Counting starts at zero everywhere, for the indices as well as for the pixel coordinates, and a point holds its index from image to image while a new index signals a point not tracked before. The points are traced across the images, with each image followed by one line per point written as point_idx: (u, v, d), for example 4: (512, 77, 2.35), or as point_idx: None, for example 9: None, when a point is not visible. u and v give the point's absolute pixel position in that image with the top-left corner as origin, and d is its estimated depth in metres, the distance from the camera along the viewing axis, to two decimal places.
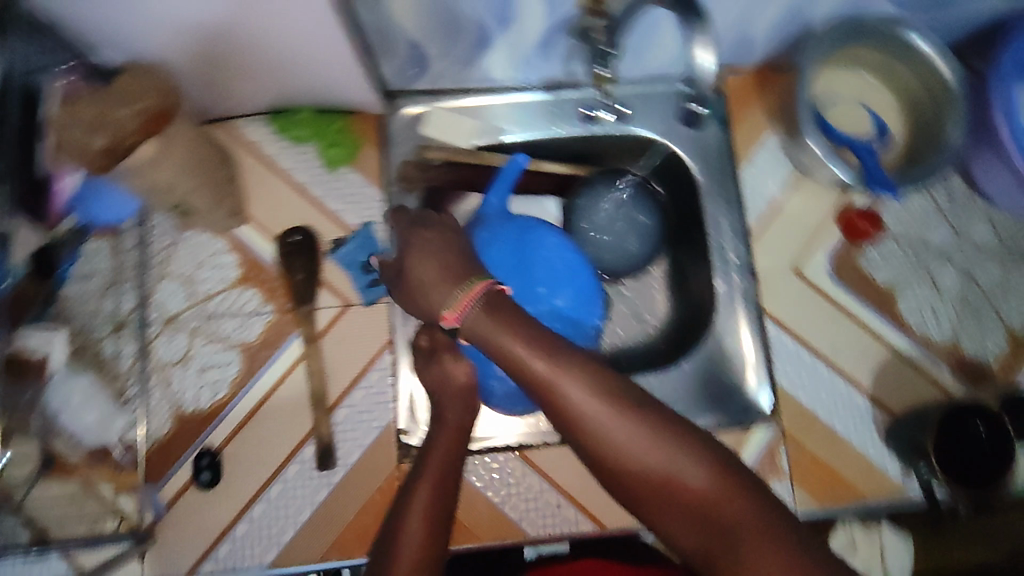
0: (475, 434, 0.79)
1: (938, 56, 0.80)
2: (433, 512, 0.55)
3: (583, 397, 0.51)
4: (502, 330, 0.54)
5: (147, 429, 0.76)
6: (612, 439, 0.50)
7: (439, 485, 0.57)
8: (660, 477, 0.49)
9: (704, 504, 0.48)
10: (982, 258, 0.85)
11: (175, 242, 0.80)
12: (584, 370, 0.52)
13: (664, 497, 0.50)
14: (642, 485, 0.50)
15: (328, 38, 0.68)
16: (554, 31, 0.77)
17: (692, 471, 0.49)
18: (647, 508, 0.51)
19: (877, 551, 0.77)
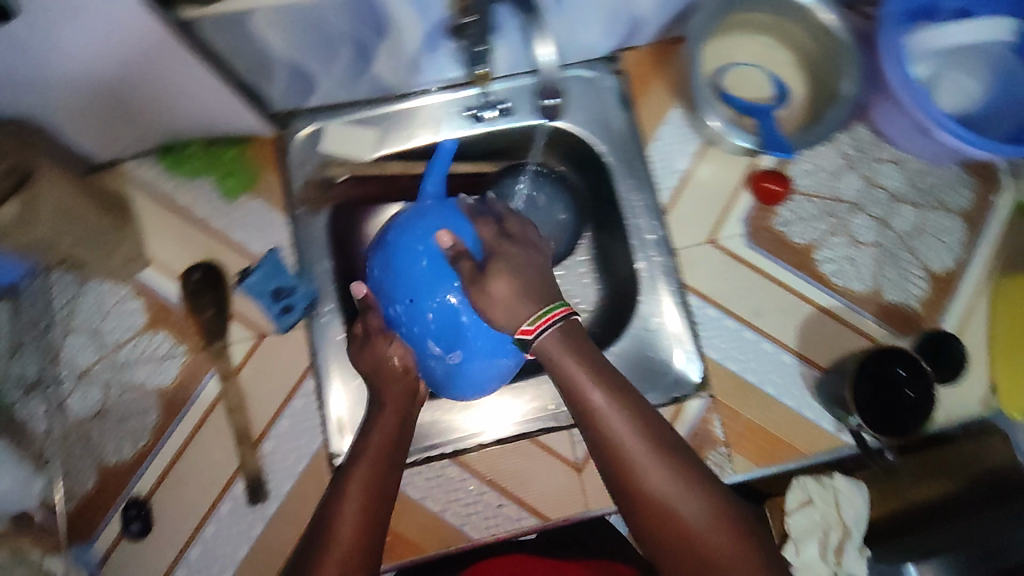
0: (463, 428, 0.79)
1: (824, 9, 0.78)
2: (370, 499, 0.58)
3: (628, 434, 0.55)
4: (566, 356, 0.57)
5: (70, 487, 0.75)
6: (645, 477, 0.55)
7: (374, 471, 0.60)
8: (673, 516, 0.54)
9: (705, 547, 0.53)
10: (893, 203, 0.86)
11: (78, 295, 0.79)
12: (630, 409, 0.56)
13: (668, 532, 0.54)
14: (652, 518, 0.55)
15: (187, 69, 0.66)
16: (433, 36, 0.73)
17: (706, 518, 0.54)
18: (643, 534, 0.56)
19: (833, 505, 0.78)
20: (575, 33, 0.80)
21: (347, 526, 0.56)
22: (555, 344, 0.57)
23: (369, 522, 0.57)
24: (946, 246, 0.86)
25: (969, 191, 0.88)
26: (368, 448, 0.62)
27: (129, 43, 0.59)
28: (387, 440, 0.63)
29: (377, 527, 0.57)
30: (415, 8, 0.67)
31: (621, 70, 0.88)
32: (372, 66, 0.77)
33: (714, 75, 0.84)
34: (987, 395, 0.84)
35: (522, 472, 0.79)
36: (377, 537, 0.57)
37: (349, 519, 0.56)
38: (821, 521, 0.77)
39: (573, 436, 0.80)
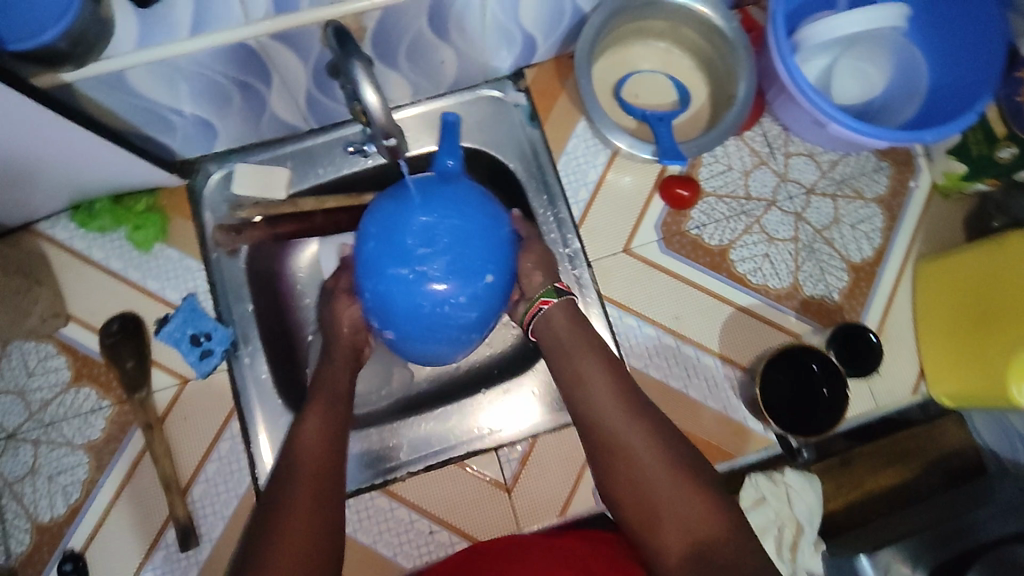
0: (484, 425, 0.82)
1: (711, 12, 0.78)
2: (329, 446, 0.61)
3: (609, 396, 0.64)
4: (568, 333, 0.69)
5: (8, 546, 0.76)
6: (617, 431, 0.62)
7: (329, 425, 0.63)
8: (636, 466, 0.60)
9: (657, 492, 0.59)
10: (807, 197, 0.86)
11: (1, 357, 0.80)
12: (612, 374, 0.66)
13: (628, 479, 0.60)
14: (619, 467, 0.61)
15: (70, 134, 0.66)
16: (319, 75, 0.74)
17: (663, 469, 0.59)
18: (608, 482, 0.62)
19: (784, 500, 0.76)
20: (468, 56, 0.81)
21: (310, 468, 0.58)
22: (557, 321, 0.69)
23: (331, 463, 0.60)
24: (865, 235, 0.85)
25: (885, 177, 0.87)
26: (320, 404, 0.65)
27: (2, 114, 0.60)
28: (332, 399, 0.67)
29: (338, 469, 0.60)
30: (294, 52, 0.68)
31: (525, 87, 0.89)
32: (269, 108, 0.78)
33: (615, 86, 0.85)
34: (916, 383, 0.84)
35: (451, 498, 0.79)
36: (341, 478, 0.60)
37: (313, 463, 0.59)
38: (775, 518, 0.76)
39: (500, 456, 0.80)
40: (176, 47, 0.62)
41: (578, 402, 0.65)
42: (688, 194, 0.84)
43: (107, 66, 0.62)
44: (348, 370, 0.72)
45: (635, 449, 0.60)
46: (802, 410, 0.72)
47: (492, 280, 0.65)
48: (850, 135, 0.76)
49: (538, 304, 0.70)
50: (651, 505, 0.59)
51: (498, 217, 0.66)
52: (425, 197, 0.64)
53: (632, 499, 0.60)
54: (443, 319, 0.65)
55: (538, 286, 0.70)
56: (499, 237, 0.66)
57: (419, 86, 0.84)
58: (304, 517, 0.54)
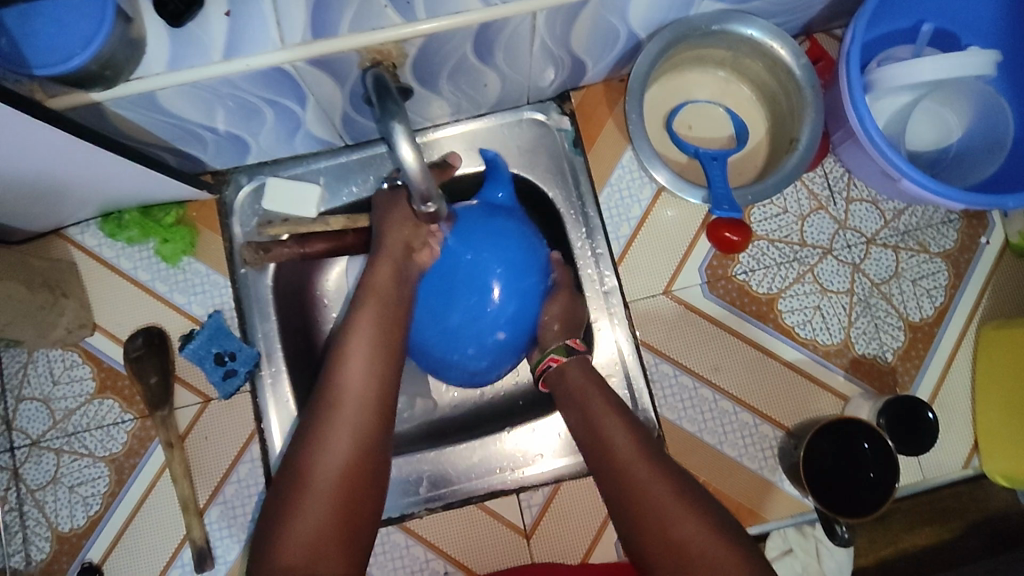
0: (514, 463, 0.79)
1: (781, 46, 0.72)
2: (372, 391, 0.60)
3: (631, 449, 0.61)
4: (582, 388, 0.67)
5: (28, 553, 0.77)
6: (644, 485, 0.58)
7: (368, 374, 0.60)
8: (665, 520, 0.55)
9: (691, 547, 0.54)
10: (867, 247, 0.81)
11: (29, 362, 0.80)
12: (628, 427, 0.63)
13: (659, 536, 0.55)
14: (643, 516, 0.56)
15: (98, 154, 0.64)
16: (357, 98, 0.70)
17: (694, 526, 0.55)
18: (635, 543, 0.57)
19: (812, 556, 0.76)
20: (513, 79, 0.76)
21: (338, 432, 0.57)
22: (572, 376, 0.69)
23: (363, 424, 0.58)
24: (927, 293, 0.80)
25: (955, 231, 0.81)
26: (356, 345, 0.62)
27: (28, 139, 0.57)
28: (372, 335, 0.63)
29: (371, 432, 0.58)
30: (330, 76, 0.64)
31: (571, 110, 0.84)
32: (303, 125, 0.75)
33: (668, 116, 0.80)
34: (969, 455, 0.78)
35: (470, 539, 0.78)
36: (375, 440, 0.58)
37: (350, 416, 0.58)
38: (800, 572, 0.76)
39: (521, 501, 0.78)
40: (207, 70, 0.58)
41: (600, 456, 0.62)
42: (739, 239, 0.78)
43: (135, 87, 0.58)
44: (389, 292, 0.65)
45: (664, 504, 0.56)
46: (842, 487, 0.69)
47: (516, 323, 0.73)
48: (922, 192, 0.71)
49: (546, 360, 0.71)
50: (686, 566, 0.53)
51: (535, 260, 0.74)
52: (471, 234, 0.72)
53: (663, 561, 0.55)
54: (467, 353, 0.74)
55: (552, 339, 0.72)
56: (533, 281, 0.74)
57: (462, 108, 0.80)
58: (323, 498, 0.55)
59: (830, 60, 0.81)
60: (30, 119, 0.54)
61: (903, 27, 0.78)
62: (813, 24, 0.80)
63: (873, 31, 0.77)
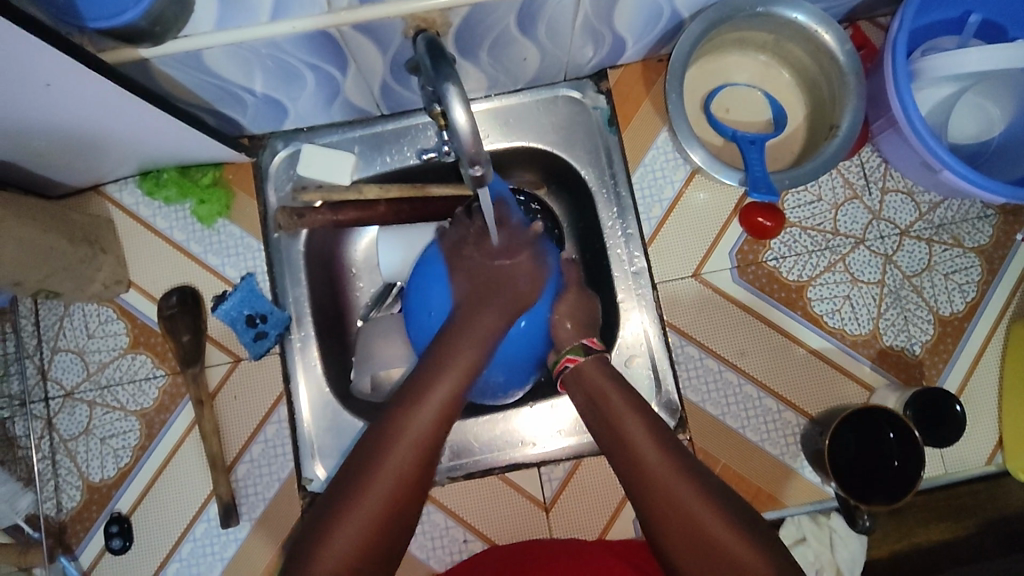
0: (533, 437, 0.81)
1: (826, 30, 0.71)
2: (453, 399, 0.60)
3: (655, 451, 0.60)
4: (599, 386, 0.66)
5: (59, 500, 0.79)
6: (665, 481, 0.58)
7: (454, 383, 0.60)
8: (693, 519, 0.56)
9: (709, 533, 0.55)
10: (900, 239, 0.80)
11: (65, 315, 0.81)
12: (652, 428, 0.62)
13: (679, 524, 0.56)
14: (670, 519, 0.57)
15: (143, 110, 0.65)
16: (397, 65, 0.71)
17: (711, 514, 0.56)
18: (658, 536, 0.58)
19: (826, 545, 0.76)
20: (552, 55, 0.76)
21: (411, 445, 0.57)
22: (588, 375, 0.67)
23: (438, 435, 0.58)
24: (958, 287, 0.80)
25: (990, 226, 0.80)
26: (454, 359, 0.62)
27: (78, 91, 0.58)
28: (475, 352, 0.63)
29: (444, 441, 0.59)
30: (373, 43, 0.65)
31: (607, 89, 0.84)
32: (341, 92, 0.75)
33: (705, 98, 0.80)
34: (992, 451, 0.78)
35: (491, 511, 0.79)
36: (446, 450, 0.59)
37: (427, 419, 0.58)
38: (814, 561, 0.75)
39: (542, 474, 0.79)
40: (255, 31, 0.59)
41: (619, 453, 0.62)
42: (771, 224, 0.79)
43: (185, 45, 0.59)
44: (492, 327, 0.66)
45: (684, 497, 0.57)
46: (862, 478, 0.70)
47: (527, 339, 0.74)
48: (960, 184, 0.70)
49: (562, 361, 0.69)
50: (707, 554, 0.55)
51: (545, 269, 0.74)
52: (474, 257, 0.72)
53: (691, 558, 0.55)
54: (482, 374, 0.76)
55: (566, 337, 0.72)
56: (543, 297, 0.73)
57: (499, 82, 0.80)
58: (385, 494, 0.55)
59: (873, 48, 0.80)
60: (83, 70, 0.55)
61: (950, 17, 0.77)
62: (858, 10, 0.79)
63: (919, 19, 0.76)
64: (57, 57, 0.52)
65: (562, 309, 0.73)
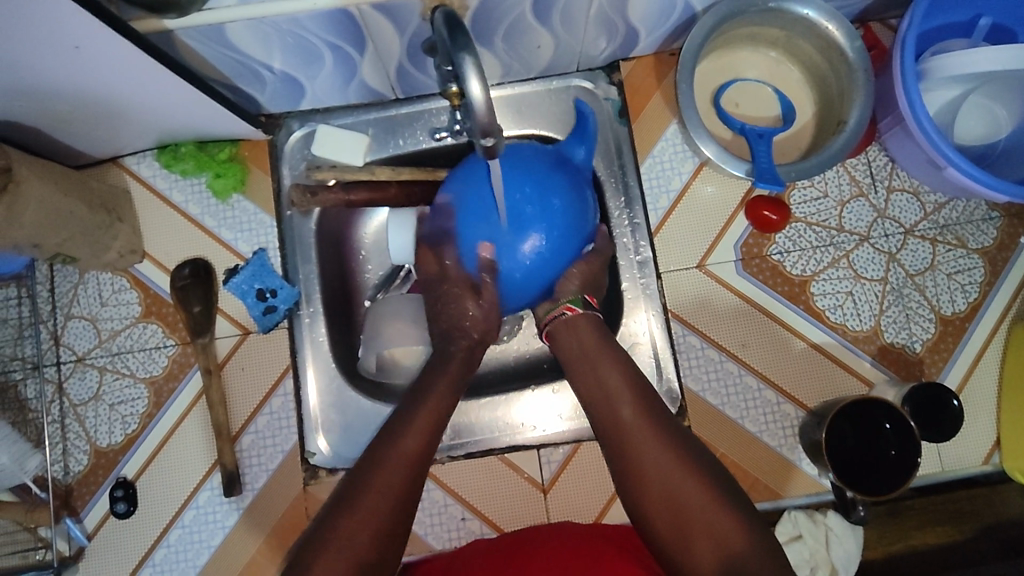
0: (530, 421, 0.82)
1: (837, 28, 0.73)
2: (422, 463, 0.58)
3: (642, 427, 0.59)
4: (594, 354, 0.65)
5: (67, 463, 0.80)
6: (646, 458, 0.57)
7: (425, 441, 0.59)
8: (674, 493, 0.55)
9: (689, 506, 0.55)
10: (904, 238, 0.81)
11: (80, 282, 0.83)
12: (638, 399, 0.61)
13: (662, 502, 0.56)
14: (651, 490, 0.56)
15: (167, 79, 0.66)
16: (414, 47, 0.72)
17: (692, 487, 0.55)
18: (637, 509, 0.57)
19: (822, 543, 0.75)
20: (566, 44, 0.77)
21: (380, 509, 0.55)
22: (570, 339, 0.66)
23: (418, 461, 0.58)
24: (960, 287, 0.80)
25: (994, 228, 0.81)
26: (428, 403, 0.63)
27: (106, 57, 0.60)
28: (444, 402, 0.64)
29: (418, 486, 0.58)
30: (391, 24, 0.66)
31: (619, 81, 0.85)
32: (359, 73, 0.77)
33: (715, 92, 0.81)
34: (989, 451, 0.79)
35: (490, 491, 0.80)
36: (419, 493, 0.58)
37: (394, 480, 0.56)
38: (809, 558, 0.75)
39: (541, 456, 0.80)
40: (279, 6, 0.60)
41: (602, 414, 0.62)
42: (777, 217, 0.80)
43: (208, 18, 0.60)
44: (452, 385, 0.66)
45: (662, 468, 0.57)
46: (860, 466, 0.71)
47: (539, 275, 0.66)
48: (966, 182, 0.71)
49: (561, 308, 0.67)
50: (684, 524, 0.54)
51: (583, 228, 0.67)
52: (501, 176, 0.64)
53: (666, 529, 0.55)
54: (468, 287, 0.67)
55: (569, 291, 0.67)
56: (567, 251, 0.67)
57: (513, 69, 0.81)
58: (361, 538, 0.53)
59: (884, 49, 0.81)
60: (112, 35, 0.57)
61: (961, 20, 0.78)
62: (870, 11, 0.81)
63: (930, 21, 0.77)
64: (88, 19, 0.54)
65: (571, 270, 0.68)
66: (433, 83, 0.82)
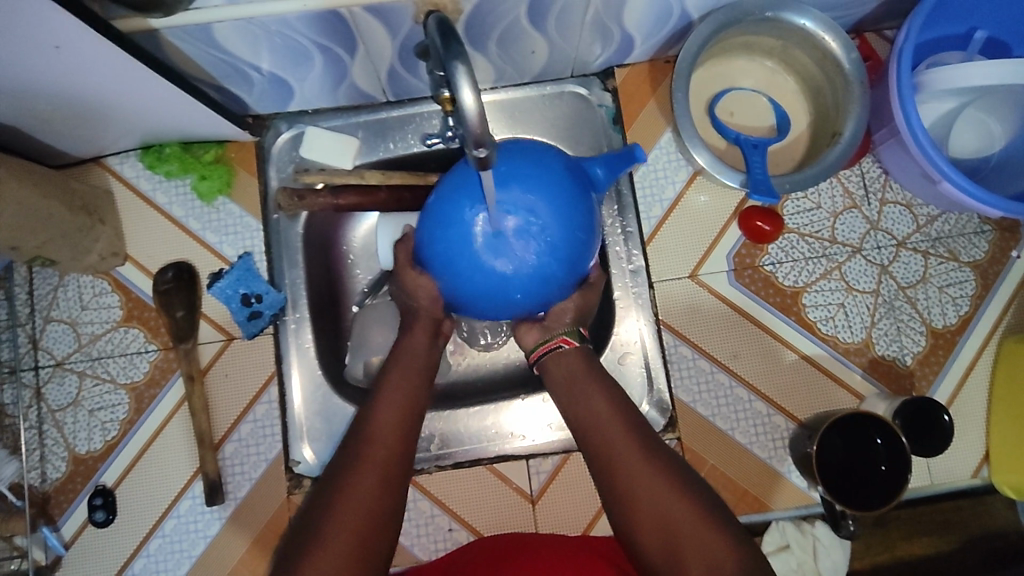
0: (517, 431, 0.80)
1: (834, 39, 0.72)
2: (401, 430, 0.60)
3: (630, 451, 0.58)
4: (580, 379, 0.64)
5: (44, 471, 0.78)
6: (635, 483, 0.56)
7: (395, 410, 0.61)
8: (665, 516, 0.55)
9: (679, 525, 0.54)
10: (897, 250, 0.81)
11: (59, 285, 0.81)
12: (625, 421, 0.61)
13: (652, 523, 0.55)
14: (643, 516, 0.55)
15: (150, 79, 0.64)
16: (406, 49, 0.70)
17: (681, 507, 0.55)
18: (631, 534, 0.56)
19: (809, 553, 0.75)
20: (561, 50, 0.76)
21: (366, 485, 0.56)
22: (557, 366, 0.65)
23: (400, 444, 0.59)
24: (952, 300, 0.80)
25: (986, 242, 0.81)
26: (398, 377, 0.65)
27: (87, 56, 0.58)
28: (414, 370, 0.66)
29: (404, 453, 0.59)
30: (383, 27, 0.65)
31: (613, 87, 0.84)
32: (349, 75, 0.75)
33: (710, 100, 0.80)
34: (978, 465, 0.79)
35: (478, 501, 0.79)
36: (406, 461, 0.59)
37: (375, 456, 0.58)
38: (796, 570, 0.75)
39: (530, 467, 0.79)
40: (266, 7, 0.58)
41: (590, 441, 0.61)
42: (769, 229, 0.79)
43: (194, 17, 0.58)
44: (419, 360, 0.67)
45: (651, 491, 0.56)
46: (851, 482, 0.70)
47: (536, 291, 0.61)
48: (960, 196, 0.71)
49: (557, 341, 0.65)
50: (676, 544, 0.54)
51: (586, 255, 0.62)
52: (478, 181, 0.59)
53: (659, 553, 0.55)
54: (454, 281, 0.61)
55: (564, 323, 0.65)
56: (557, 272, 0.60)
57: (506, 73, 0.80)
58: (353, 520, 0.54)
59: (879, 60, 0.81)
60: (91, 34, 0.55)
61: (956, 33, 0.78)
62: (865, 22, 0.80)
63: (926, 33, 0.77)
64: (67, 18, 0.52)
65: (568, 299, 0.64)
66: (424, 86, 0.80)
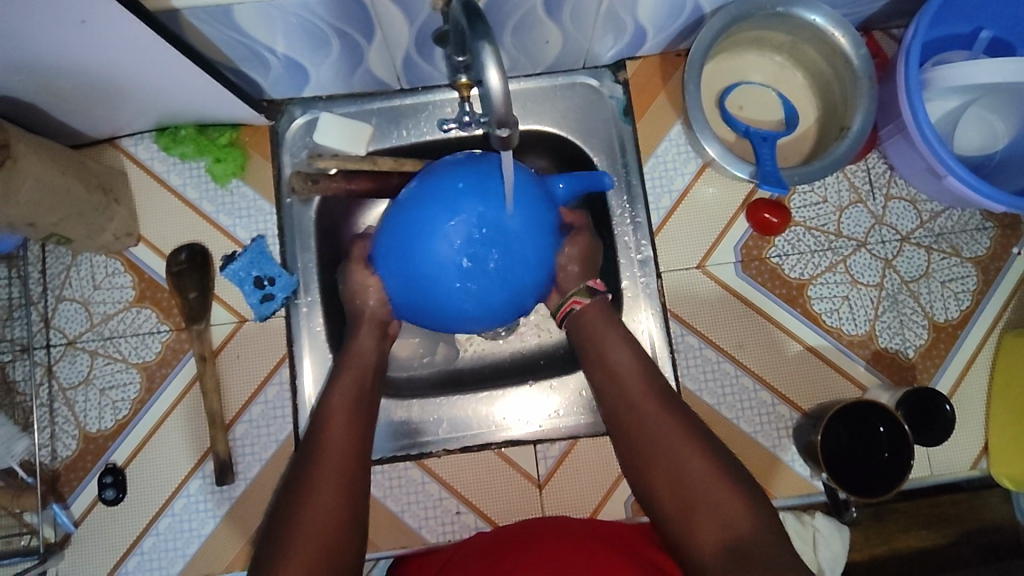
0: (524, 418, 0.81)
1: (845, 36, 0.73)
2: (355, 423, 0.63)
3: (653, 409, 0.61)
4: (605, 336, 0.66)
5: (54, 448, 0.79)
6: (658, 438, 0.59)
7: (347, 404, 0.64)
8: (682, 471, 0.57)
9: (693, 483, 0.56)
10: (900, 245, 0.82)
11: (72, 264, 0.81)
12: (647, 381, 0.63)
13: (668, 476, 0.57)
14: (660, 470, 0.58)
15: (170, 59, 0.65)
16: (422, 36, 0.71)
17: (699, 462, 0.57)
18: (647, 486, 0.59)
19: (810, 544, 0.75)
20: (574, 40, 0.77)
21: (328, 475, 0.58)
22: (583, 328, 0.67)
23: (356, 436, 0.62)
24: (953, 295, 0.82)
25: (987, 238, 0.83)
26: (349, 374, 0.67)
27: (110, 33, 0.59)
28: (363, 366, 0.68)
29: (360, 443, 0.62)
30: (401, 12, 0.65)
31: (624, 79, 0.85)
32: (365, 60, 0.76)
33: (720, 94, 0.82)
34: (978, 456, 0.80)
35: (485, 486, 0.80)
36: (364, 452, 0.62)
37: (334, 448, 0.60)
38: None
39: (537, 452, 0.80)
40: None
41: (614, 397, 0.63)
42: (777, 220, 0.80)
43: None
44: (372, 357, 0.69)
45: (671, 445, 0.58)
46: (856, 467, 0.72)
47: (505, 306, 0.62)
48: (963, 190, 0.72)
49: (569, 302, 0.66)
50: (690, 499, 0.56)
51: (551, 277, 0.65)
52: (441, 204, 0.59)
53: (672, 504, 0.57)
54: (429, 286, 0.61)
55: (573, 281, 0.66)
56: (527, 291, 0.62)
57: (520, 63, 0.81)
58: (323, 508, 0.56)
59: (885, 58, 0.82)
60: (116, 8, 0.55)
61: (961, 32, 0.79)
62: (873, 19, 0.82)
63: (933, 31, 0.78)
64: None
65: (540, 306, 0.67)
66: (438, 74, 0.81)
